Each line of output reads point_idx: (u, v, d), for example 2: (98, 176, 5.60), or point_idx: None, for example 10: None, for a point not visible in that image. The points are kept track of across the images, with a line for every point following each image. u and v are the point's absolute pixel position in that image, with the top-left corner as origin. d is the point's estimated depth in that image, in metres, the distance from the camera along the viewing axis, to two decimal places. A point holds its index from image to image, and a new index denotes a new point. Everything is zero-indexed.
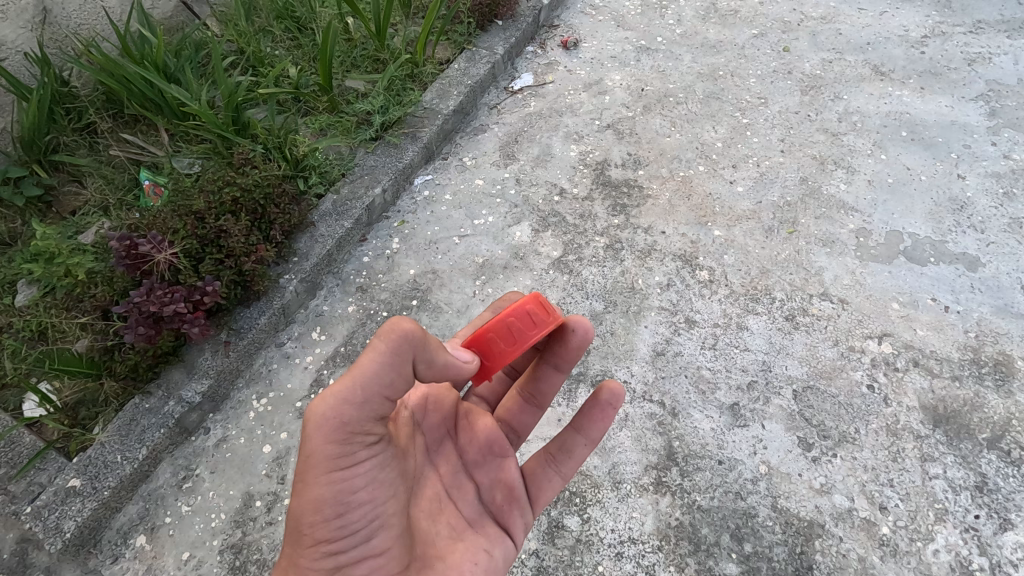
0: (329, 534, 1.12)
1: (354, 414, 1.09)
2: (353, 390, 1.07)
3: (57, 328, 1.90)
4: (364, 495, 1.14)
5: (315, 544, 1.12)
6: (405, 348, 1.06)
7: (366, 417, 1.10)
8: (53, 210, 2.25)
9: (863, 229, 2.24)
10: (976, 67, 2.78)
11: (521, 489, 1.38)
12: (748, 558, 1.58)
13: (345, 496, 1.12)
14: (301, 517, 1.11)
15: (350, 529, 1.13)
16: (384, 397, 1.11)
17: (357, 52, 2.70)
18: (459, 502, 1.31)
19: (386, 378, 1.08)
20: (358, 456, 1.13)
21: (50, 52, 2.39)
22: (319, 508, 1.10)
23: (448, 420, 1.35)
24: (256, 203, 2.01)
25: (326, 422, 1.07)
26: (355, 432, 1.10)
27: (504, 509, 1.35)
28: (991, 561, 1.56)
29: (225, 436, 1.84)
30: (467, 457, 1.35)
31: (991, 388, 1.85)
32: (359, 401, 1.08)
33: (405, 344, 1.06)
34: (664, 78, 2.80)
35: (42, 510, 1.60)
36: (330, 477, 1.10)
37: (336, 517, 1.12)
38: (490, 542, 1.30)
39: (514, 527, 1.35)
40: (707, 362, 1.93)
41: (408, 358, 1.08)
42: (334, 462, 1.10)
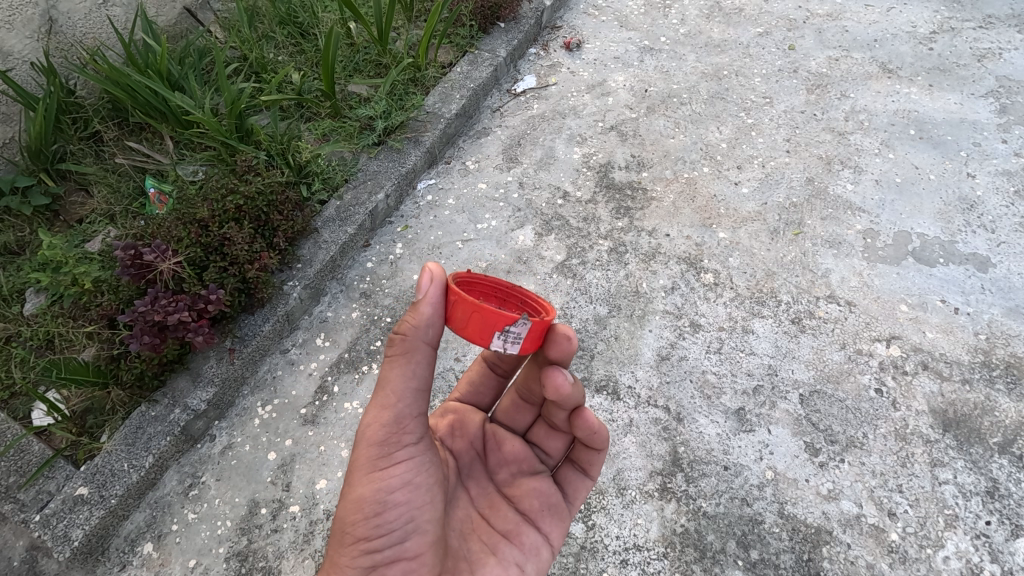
0: (368, 532, 1.11)
1: (393, 416, 1.13)
2: (385, 393, 1.13)
3: (65, 337, 1.92)
4: (402, 496, 1.14)
5: (355, 542, 1.11)
6: (410, 338, 1.11)
7: (404, 415, 1.14)
8: (60, 219, 2.27)
9: (870, 230, 2.21)
10: (986, 63, 2.74)
11: (555, 497, 1.39)
12: (755, 565, 1.57)
13: (383, 495, 1.12)
14: (344, 516, 1.13)
15: (388, 528, 1.12)
16: (418, 390, 1.14)
17: (360, 57, 2.70)
18: (491, 518, 1.32)
19: (410, 373, 1.12)
20: (399, 456, 1.15)
21: (56, 61, 2.40)
22: (360, 506, 1.12)
23: (474, 443, 1.41)
24: (259, 211, 2.02)
25: (368, 426, 1.14)
26: (394, 431, 1.13)
27: (540, 516, 1.35)
28: (1003, 568, 1.54)
29: (231, 443, 1.85)
30: (498, 478, 1.39)
31: (1002, 391, 1.82)
32: (393, 403, 1.13)
33: (411, 340, 1.11)
34: (667, 79, 2.78)
35: (50, 519, 1.61)
36: (371, 476, 1.13)
37: (375, 516, 1.11)
38: (523, 553, 1.30)
39: (551, 535, 1.36)
40: (713, 366, 1.91)
41: (422, 345, 1.12)
42: (376, 461, 1.13)
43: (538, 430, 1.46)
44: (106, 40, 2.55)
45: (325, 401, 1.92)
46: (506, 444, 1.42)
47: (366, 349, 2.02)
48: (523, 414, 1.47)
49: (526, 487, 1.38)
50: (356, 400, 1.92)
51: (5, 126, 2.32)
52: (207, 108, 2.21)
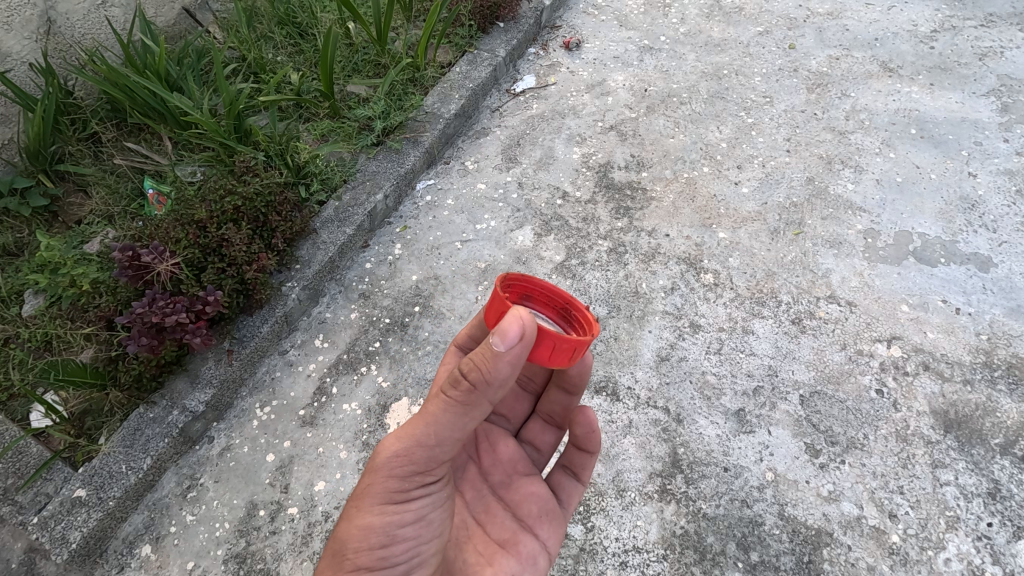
0: (372, 562, 1.11)
1: (423, 456, 1.09)
2: (425, 435, 1.07)
3: (63, 339, 1.91)
4: (413, 530, 1.14)
5: (356, 570, 1.10)
6: (472, 394, 1.03)
7: (435, 457, 1.10)
8: (59, 220, 2.26)
9: (871, 230, 2.20)
10: (988, 62, 2.73)
11: (552, 502, 1.39)
12: (755, 567, 1.56)
13: (393, 529, 1.11)
14: (346, 543, 1.11)
15: (393, 560, 1.12)
16: (458, 437, 1.10)
17: (358, 57, 2.70)
18: (487, 524, 1.32)
19: (458, 425, 1.06)
20: (416, 493, 1.13)
21: (54, 61, 2.39)
22: (366, 535, 1.10)
23: (467, 445, 1.39)
24: (257, 212, 2.01)
25: (390, 459, 1.09)
26: (420, 471, 1.11)
27: (537, 521, 1.35)
28: (1004, 570, 1.53)
29: (229, 445, 1.85)
30: (492, 482, 1.38)
31: (1004, 392, 1.81)
32: (431, 447, 1.08)
33: (475, 393, 1.02)
34: (667, 78, 2.77)
35: (48, 521, 1.61)
36: (383, 508, 1.11)
37: (382, 547, 1.11)
38: (521, 562, 1.29)
39: (548, 541, 1.35)
40: (712, 367, 1.91)
41: (484, 400, 1.05)
42: (392, 495, 1.11)
43: (531, 426, 1.51)
44: (104, 40, 2.54)
45: (323, 402, 1.92)
46: (499, 446, 1.43)
47: (365, 350, 2.02)
48: (520, 405, 1.51)
49: (523, 492, 1.38)
50: (355, 401, 1.91)
51: (4, 126, 2.32)
52: (205, 108, 2.20)
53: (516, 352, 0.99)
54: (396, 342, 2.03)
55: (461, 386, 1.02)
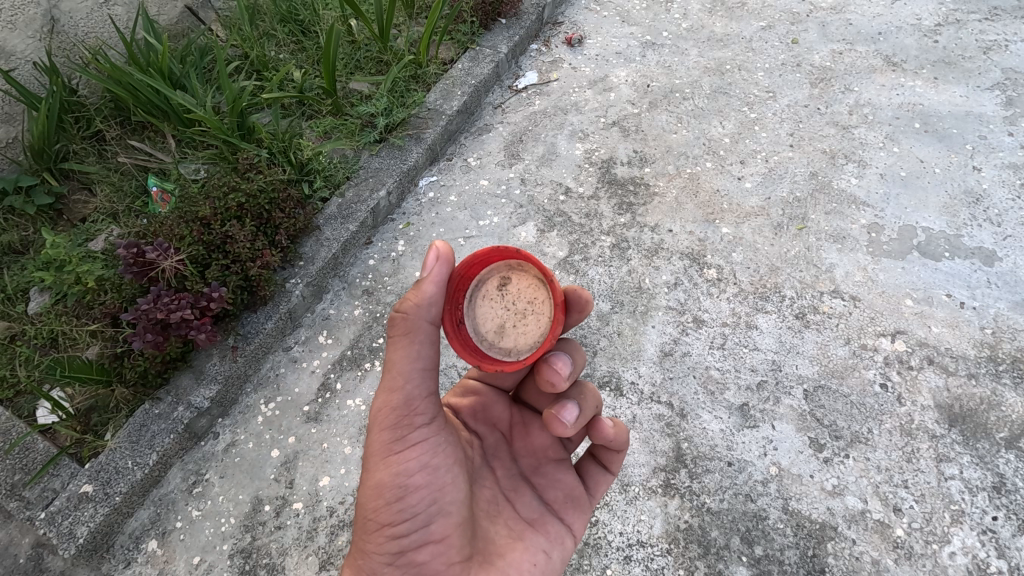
0: (391, 517, 1.13)
1: (403, 397, 1.14)
2: (392, 375, 1.14)
3: (68, 336, 1.92)
4: (421, 479, 1.15)
5: (380, 527, 1.14)
6: (407, 320, 1.13)
7: (413, 396, 1.15)
8: (64, 218, 2.27)
9: (875, 224, 2.19)
10: (992, 55, 2.71)
11: (577, 488, 1.41)
12: (759, 561, 1.56)
13: (402, 478, 1.14)
14: (366, 503, 1.16)
15: (410, 512, 1.14)
16: (426, 369, 1.15)
17: (361, 54, 2.70)
18: (516, 503, 1.33)
19: (414, 352, 1.13)
20: (413, 438, 1.16)
21: (58, 60, 2.41)
22: (381, 492, 1.14)
23: (497, 426, 1.41)
24: (261, 209, 2.02)
25: (378, 410, 1.16)
26: (404, 413, 1.15)
27: (562, 506, 1.37)
28: (1010, 563, 1.53)
29: (234, 440, 1.85)
30: (522, 463, 1.39)
31: (1008, 386, 1.81)
32: (401, 385, 1.14)
33: (412, 319, 1.13)
34: (669, 74, 2.77)
35: (55, 516, 1.62)
36: (388, 461, 1.15)
37: (397, 500, 1.14)
38: (549, 541, 1.31)
39: (574, 525, 1.37)
40: (716, 362, 1.90)
41: (425, 326, 1.14)
42: (391, 445, 1.15)
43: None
44: (107, 39, 2.55)
45: (327, 398, 1.92)
46: (532, 432, 1.42)
47: (368, 347, 2.02)
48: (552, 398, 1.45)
49: (551, 477, 1.39)
50: (359, 397, 1.92)
51: (9, 125, 2.33)
52: (208, 106, 2.21)
53: (440, 275, 1.13)
54: None
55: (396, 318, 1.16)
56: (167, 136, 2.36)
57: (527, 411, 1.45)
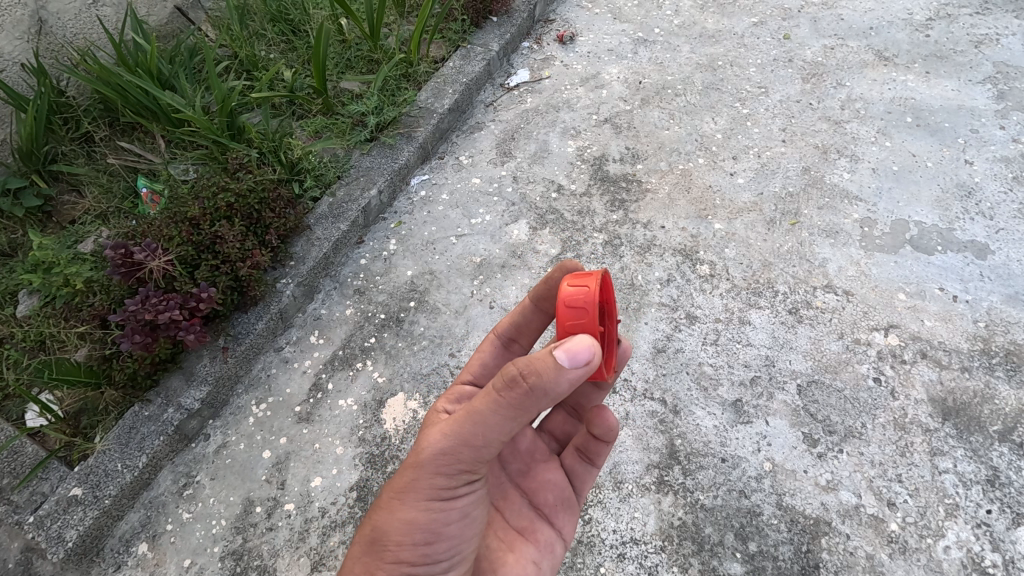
0: (414, 557, 1.10)
1: (469, 455, 1.08)
2: (476, 433, 1.05)
3: (57, 338, 1.91)
4: (453, 528, 1.14)
5: (398, 563, 1.10)
6: (528, 404, 1.00)
7: (481, 457, 1.09)
8: (53, 220, 2.26)
9: (868, 218, 2.19)
10: (983, 49, 2.71)
11: (567, 490, 1.42)
12: (753, 557, 1.55)
13: (438, 525, 1.11)
14: (388, 534, 1.10)
15: (432, 556, 1.12)
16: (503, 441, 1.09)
17: (351, 53, 2.70)
18: (505, 511, 1.34)
19: (506, 429, 1.04)
20: (460, 491, 1.13)
21: (47, 62, 2.39)
22: (410, 531, 1.09)
23: None
24: (251, 208, 2.01)
25: (439, 456, 1.08)
26: (465, 468, 1.10)
27: (552, 510, 1.38)
28: (1004, 557, 1.52)
29: (225, 442, 1.84)
30: (511, 469, 1.40)
31: (1002, 379, 1.80)
32: (477, 445, 1.07)
33: (529, 401, 0.99)
34: (661, 70, 2.76)
35: (44, 520, 1.60)
36: (429, 504, 1.10)
37: (425, 544, 1.10)
38: (539, 550, 1.32)
39: (564, 529, 1.38)
40: (709, 358, 1.90)
41: (535, 413, 1.03)
42: (439, 492, 1.10)
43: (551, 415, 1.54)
44: (96, 40, 2.53)
45: (319, 398, 1.91)
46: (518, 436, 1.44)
47: (360, 346, 2.01)
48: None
49: (542, 481, 1.40)
50: (351, 397, 1.91)
51: None
52: (197, 106, 2.19)
53: (578, 378, 0.98)
54: (391, 337, 2.03)
55: (518, 388, 0.98)
56: (157, 137, 2.35)
57: None
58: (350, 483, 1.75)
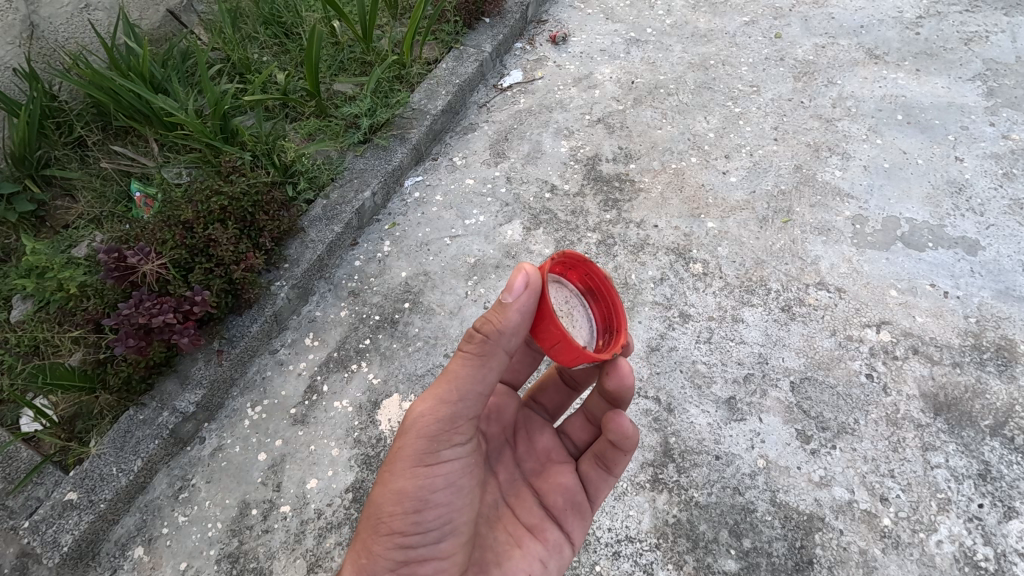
0: (405, 527, 1.14)
1: (450, 415, 1.12)
2: (450, 390, 1.11)
3: (51, 343, 1.90)
4: (443, 497, 1.17)
5: (391, 534, 1.13)
6: (489, 347, 1.09)
7: (462, 415, 1.13)
8: (46, 224, 2.26)
9: (859, 216, 2.20)
10: (973, 47, 2.73)
11: (579, 496, 1.38)
12: (747, 554, 1.56)
13: (426, 493, 1.14)
14: (381, 506, 1.14)
15: (424, 527, 1.15)
16: (480, 393, 1.14)
17: (344, 55, 2.70)
18: (516, 508, 1.35)
19: (480, 378, 1.12)
20: (446, 455, 1.15)
21: (39, 66, 2.39)
22: (400, 500, 1.13)
23: (506, 428, 1.42)
24: (245, 211, 2.01)
25: (420, 419, 1.12)
26: (446, 430, 1.13)
27: (563, 513, 1.36)
28: (996, 550, 1.53)
29: (221, 445, 1.84)
30: (524, 468, 1.41)
31: (993, 374, 1.82)
32: (453, 402, 1.12)
33: (490, 345, 1.09)
34: (654, 70, 2.77)
35: (40, 525, 1.60)
36: (415, 472, 1.13)
37: (415, 513, 1.14)
38: (546, 549, 1.33)
39: (573, 533, 1.36)
40: (702, 356, 1.91)
41: (500, 352, 1.11)
42: (422, 457, 1.13)
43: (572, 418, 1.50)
44: (88, 45, 2.53)
45: (314, 400, 1.91)
46: (535, 437, 1.44)
47: (355, 348, 2.02)
48: (561, 398, 1.50)
49: (555, 483, 1.39)
50: (346, 399, 1.91)
51: None
52: (190, 109, 2.20)
53: (525, 305, 1.08)
54: (386, 338, 2.03)
55: (475, 336, 1.10)
56: (149, 141, 2.35)
57: (533, 414, 1.47)
58: (346, 484, 1.75)
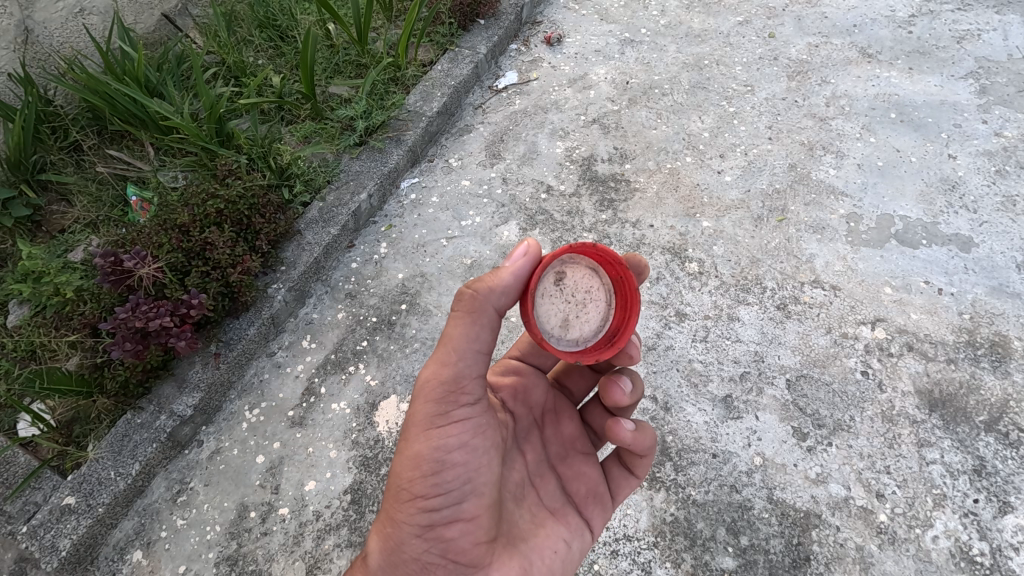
0: (425, 490, 1.11)
1: (453, 372, 1.12)
2: (447, 349, 1.12)
3: (48, 347, 1.90)
4: (460, 456, 1.13)
5: (412, 499, 1.12)
6: (480, 300, 1.11)
7: (463, 372, 1.13)
8: (43, 229, 2.25)
9: (853, 213, 2.21)
10: (965, 45, 2.74)
11: (599, 486, 1.41)
12: (745, 551, 1.57)
13: (441, 453, 1.11)
14: (401, 472, 1.13)
15: (445, 488, 1.12)
16: (479, 351, 1.14)
17: (340, 58, 2.71)
18: (542, 490, 1.33)
19: (476, 334, 1.12)
20: (456, 415, 1.13)
21: (33, 71, 2.39)
22: (418, 463, 1.12)
23: (533, 410, 1.39)
24: (241, 214, 2.01)
25: (425, 382, 1.13)
26: (453, 390, 1.13)
27: (583, 501, 1.37)
28: (991, 545, 1.54)
29: (219, 448, 1.84)
30: (550, 451, 1.38)
31: (987, 369, 1.83)
32: (453, 361, 1.12)
33: (480, 300, 1.11)
34: (649, 70, 2.78)
35: (37, 529, 1.60)
36: (429, 434, 1.12)
37: (433, 474, 1.11)
38: (569, 531, 1.32)
39: (593, 521, 1.38)
40: (698, 355, 1.91)
41: (490, 310, 1.13)
42: (434, 419, 1.12)
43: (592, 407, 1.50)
44: (83, 49, 2.52)
45: (312, 402, 1.92)
46: (562, 420, 1.43)
47: (352, 350, 2.02)
48: (582, 383, 1.50)
49: (578, 469, 1.39)
50: (343, 401, 1.91)
51: None
52: (185, 113, 2.20)
53: (522, 270, 1.14)
54: (383, 340, 2.03)
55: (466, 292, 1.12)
56: (145, 144, 2.35)
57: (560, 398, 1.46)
58: (344, 485, 1.75)
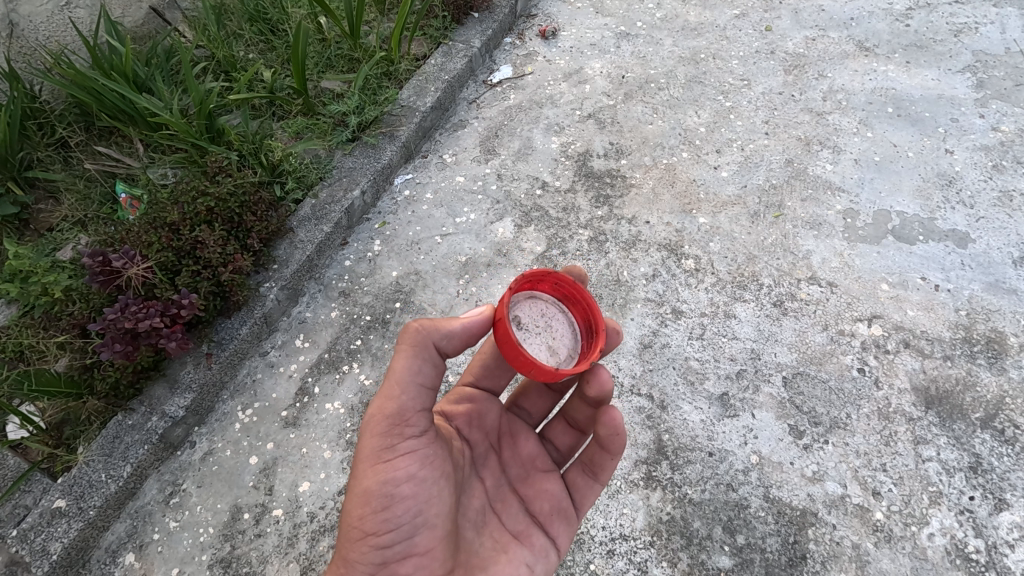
0: (376, 527, 1.10)
1: (396, 405, 1.13)
2: (389, 384, 1.14)
3: (36, 348, 1.87)
4: (410, 489, 1.12)
5: (363, 537, 1.11)
6: (421, 337, 1.15)
7: (406, 405, 1.14)
8: (30, 228, 2.22)
9: (850, 210, 2.20)
10: (963, 38, 2.73)
11: (565, 501, 1.39)
12: (741, 550, 1.57)
13: (390, 487, 1.11)
14: (350, 509, 1.12)
15: (395, 523, 1.11)
16: (422, 383, 1.16)
17: (331, 52, 2.67)
18: (503, 514, 1.32)
19: (416, 367, 1.15)
20: (403, 448, 1.13)
21: (18, 66, 2.34)
22: (367, 500, 1.11)
23: (489, 435, 1.39)
24: (232, 212, 1.98)
25: (371, 416, 1.13)
26: (397, 422, 1.13)
27: (548, 519, 1.36)
28: (987, 542, 1.54)
29: (211, 449, 1.83)
30: (510, 473, 1.38)
31: (984, 366, 1.82)
32: (396, 395, 1.13)
33: (421, 336, 1.15)
34: (644, 64, 2.75)
35: (28, 533, 1.58)
36: (376, 469, 1.12)
37: (382, 510, 1.10)
38: (534, 555, 1.30)
39: (559, 538, 1.35)
40: (695, 353, 1.90)
41: (429, 344, 1.17)
42: (380, 453, 1.12)
43: (553, 423, 1.50)
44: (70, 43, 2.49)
45: (305, 402, 1.90)
46: (520, 441, 1.42)
47: (346, 349, 2.00)
48: (543, 402, 1.50)
49: (539, 488, 1.38)
50: (337, 400, 1.90)
51: None
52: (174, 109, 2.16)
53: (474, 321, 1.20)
54: (378, 339, 2.02)
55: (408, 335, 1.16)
56: (134, 140, 2.32)
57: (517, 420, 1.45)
58: (339, 486, 1.74)
